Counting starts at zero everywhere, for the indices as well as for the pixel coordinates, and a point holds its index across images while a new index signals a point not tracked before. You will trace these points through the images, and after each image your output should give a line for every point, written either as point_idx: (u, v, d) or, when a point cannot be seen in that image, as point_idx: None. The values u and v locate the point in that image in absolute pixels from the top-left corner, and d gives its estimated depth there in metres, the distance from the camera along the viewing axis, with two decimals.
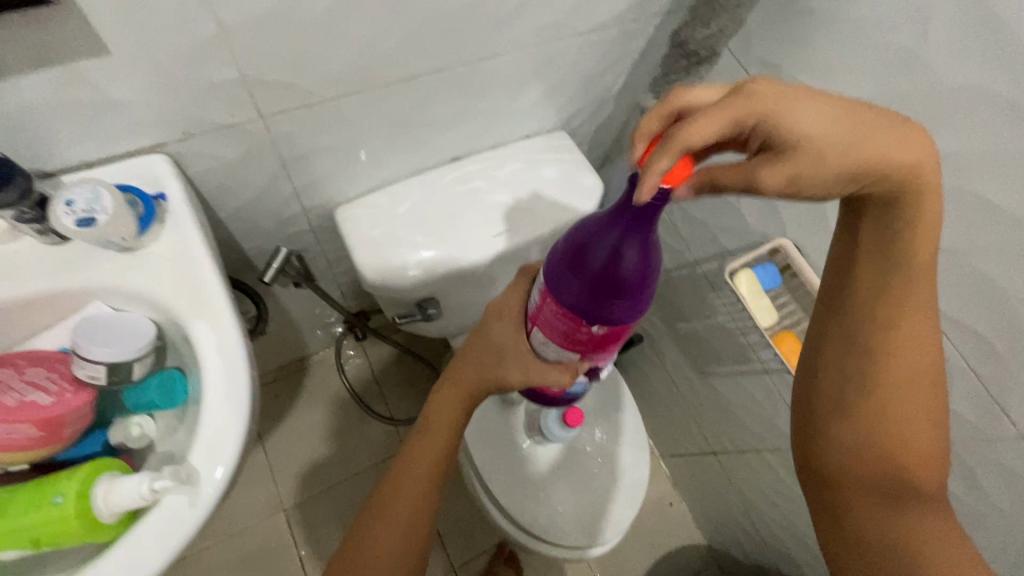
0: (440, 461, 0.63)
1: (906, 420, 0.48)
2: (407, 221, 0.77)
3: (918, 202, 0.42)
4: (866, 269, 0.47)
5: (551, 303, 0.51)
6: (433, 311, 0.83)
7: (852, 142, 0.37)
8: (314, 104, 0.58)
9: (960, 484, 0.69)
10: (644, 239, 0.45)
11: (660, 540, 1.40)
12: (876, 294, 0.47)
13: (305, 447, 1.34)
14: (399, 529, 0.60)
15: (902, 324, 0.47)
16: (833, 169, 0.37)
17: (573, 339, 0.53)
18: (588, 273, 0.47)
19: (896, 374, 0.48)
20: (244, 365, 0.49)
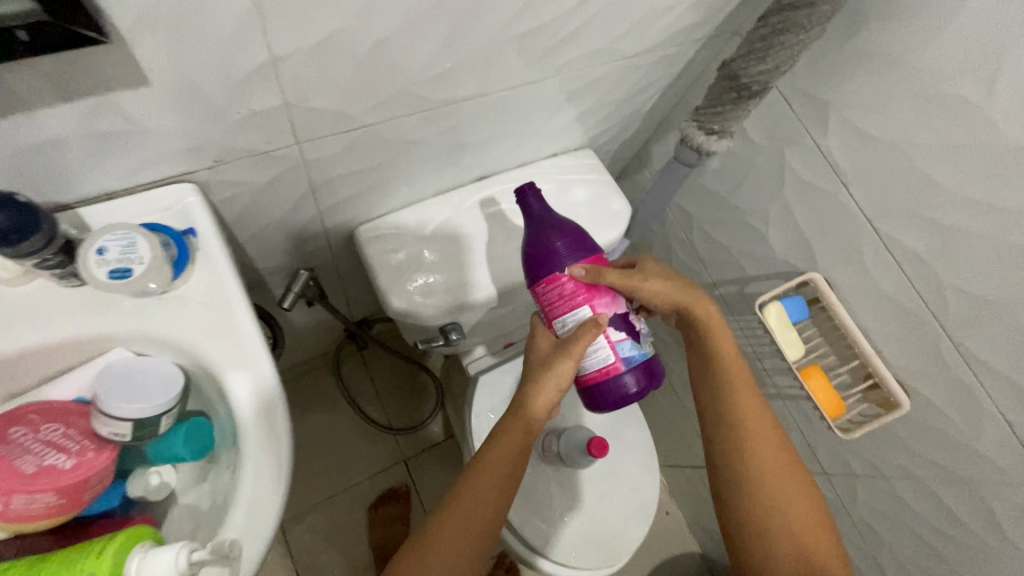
0: (507, 480, 0.61)
1: (777, 480, 0.60)
2: (432, 242, 0.74)
3: (708, 322, 0.65)
4: (719, 400, 0.64)
5: (538, 290, 0.63)
6: (456, 337, 0.79)
7: (673, 293, 0.64)
8: (352, 127, 0.54)
9: (980, 519, 0.70)
10: (544, 214, 0.66)
11: (657, 549, 1.41)
12: (734, 417, 0.63)
13: (300, 457, 1.30)
14: (456, 548, 0.57)
15: (743, 405, 0.63)
16: (665, 293, 0.64)
17: (569, 297, 0.61)
18: (535, 255, 0.64)
19: (768, 469, 0.61)
20: (283, 419, 0.46)
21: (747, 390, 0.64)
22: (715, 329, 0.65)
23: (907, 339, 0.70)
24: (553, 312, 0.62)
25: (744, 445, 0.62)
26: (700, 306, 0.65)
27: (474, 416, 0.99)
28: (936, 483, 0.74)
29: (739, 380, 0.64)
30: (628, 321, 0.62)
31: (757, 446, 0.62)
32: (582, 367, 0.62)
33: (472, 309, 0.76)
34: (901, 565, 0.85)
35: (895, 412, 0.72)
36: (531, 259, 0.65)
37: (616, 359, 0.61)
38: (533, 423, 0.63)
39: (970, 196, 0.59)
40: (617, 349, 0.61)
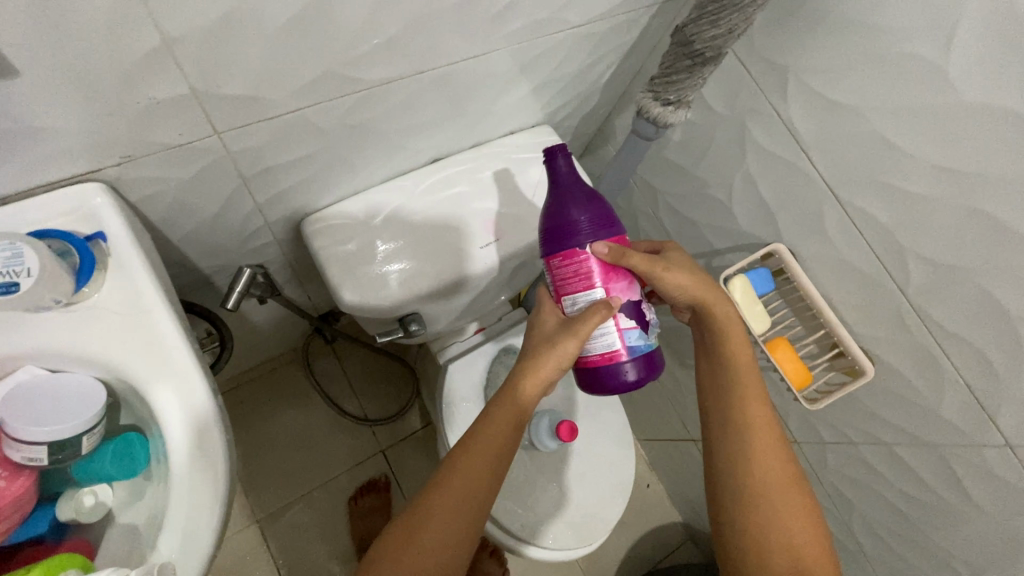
0: (501, 460, 0.59)
1: (763, 452, 0.61)
2: (384, 231, 0.71)
3: (721, 316, 0.64)
4: (725, 383, 0.64)
5: (555, 263, 0.59)
6: (417, 328, 0.77)
7: (693, 286, 0.63)
8: (278, 115, 0.50)
9: (944, 480, 0.71)
10: (570, 182, 0.62)
11: (639, 521, 1.42)
12: (737, 398, 0.63)
13: (276, 454, 1.28)
14: (446, 527, 0.56)
15: (743, 382, 0.64)
16: (685, 287, 0.63)
17: (585, 276, 0.58)
18: (558, 224, 0.60)
19: (765, 449, 0.61)
20: (215, 428, 0.44)
21: (751, 374, 0.64)
22: (726, 319, 0.64)
23: (869, 308, 0.69)
24: (566, 290, 0.59)
25: (739, 417, 0.62)
26: (716, 301, 0.64)
27: (445, 405, 0.97)
28: (901, 448, 0.74)
29: (743, 364, 0.64)
30: (638, 310, 0.60)
31: (756, 428, 0.62)
32: (584, 350, 0.59)
33: (431, 299, 0.74)
34: (871, 527, 0.86)
35: (860, 380, 0.72)
36: (551, 226, 0.60)
37: (621, 348, 0.59)
38: (525, 404, 0.61)
39: (927, 160, 0.57)
40: (624, 338, 0.59)
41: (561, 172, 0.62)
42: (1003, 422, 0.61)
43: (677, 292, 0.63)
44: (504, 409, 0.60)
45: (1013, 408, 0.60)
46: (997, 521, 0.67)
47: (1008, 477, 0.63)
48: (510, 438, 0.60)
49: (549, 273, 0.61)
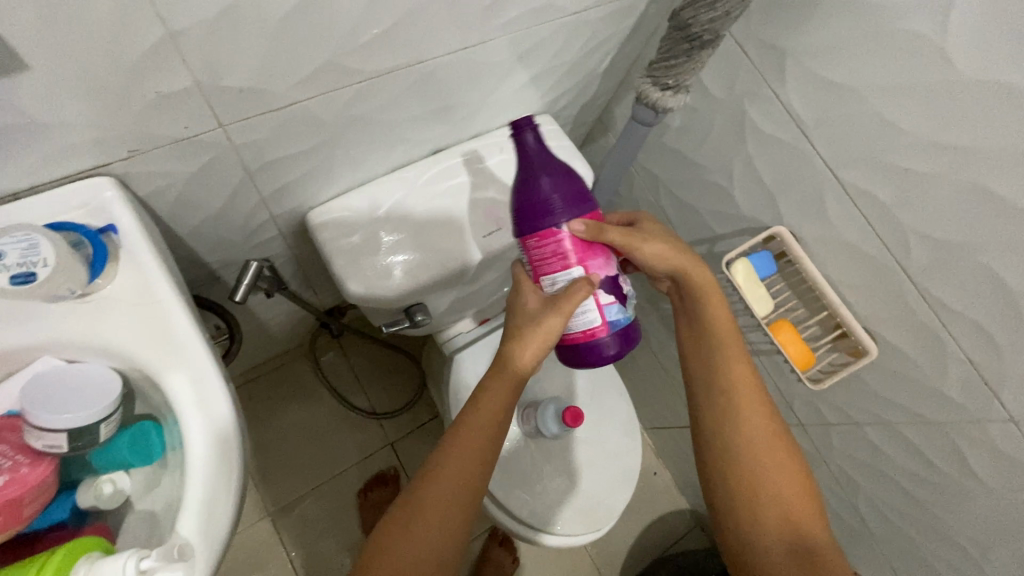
0: (498, 427, 0.61)
1: (750, 419, 0.61)
2: (387, 222, 0.72)
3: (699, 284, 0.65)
4: (713, 365, 0.64)
5: (529, 242, 0.59)
6: (422, 318, 0.78)
7: (670, 255, 0.63)
8: (281, 107, 0.51)
9: (947, 457, 0.71)
10: (538, 155, 0.60)
11: (646, 508, 1.43)
12: (725, 381, 0.63)
13: (286, 448, 1.29)
14: (442, 511, 0.56)
15: (727, 351, 0.64)
16: (661, 257, 0.63)
17: (562, 256, 0.58)
18: (530, 201, 0.59)
19: (757, 432, 0.61)
20: (226, 410, 0.45)
21: (739, 357, 0.64)
22: (704, 288, 0.65)
23: (871, 287, 0.69)
24: (543, 269, 0.59)
25: (725, 387, 0.63)
26: (694, 269, 0.64)
27: (452, 395, 0.99)
28: (906, 427, 0.74)
29: (731, 346, 0.64)
30: (617, 283, 0.61)
31: (747, 410, 0.62)
32: (567, 327, 0.60)
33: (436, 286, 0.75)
34: (877, 508, 0.86)
35: (864, 360, 0.72)
36: (523, 204, 0.59)
37: (602, 323, 0.60)
38: (517, 378, 0.62)
39: (926, 138, 0.58)
40: (604, 313, 0.60)
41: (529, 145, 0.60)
42: (1006, 398, 0.61)
43: (655, 263, 0.63)
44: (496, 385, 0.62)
45: (1016, 383, 0.60)
46: (1001, 496, 0.67)
47: (1011, 453, 0.63)
48: (508, 406, 0.62)
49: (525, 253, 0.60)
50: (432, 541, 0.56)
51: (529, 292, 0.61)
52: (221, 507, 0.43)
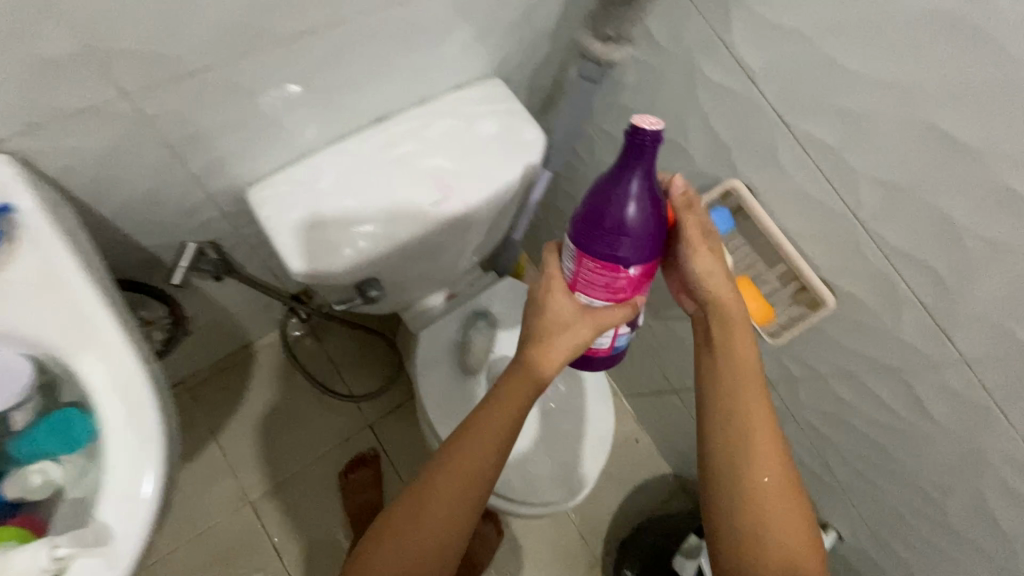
0: (515, 426, 0.63)
1: (749, 425, 0.61)
2: (330, 196, 0.70)
3: (728, 309, 0.63)
4: (729, 412, 0.62)
5: (588, 263, 0.57)
6: (376, 293, 0.77)
7: (718, 279, 0.63)
8: (192, 73, 0.49)
9: (908, 404, 0.71)
10: (644, 182, 0.53)
11: (628, 474, 1.44)
12: (741, 430, 0.61)
13: (264, 435, 1.28)
14: (444, 513, 0.60)
15: (735, 353, 0.63)
16: (716, 274, 0.62)
17: (613, 288, 0.59)
18: (608, 225, 0.55)
19: (763, 464, 0.60)
20: (147, 398, 0.46)
21: (761, 405, 0.61)
22: (733, 310, 0.63)
23: (824, 236, 0.69)
24: (590, 289, 0.60)
25: (728, 391, 0.62)
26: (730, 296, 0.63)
27: (420, 372, 0.98)
28: (865, 376, 0.74)
29: (750, 392, 0.62)
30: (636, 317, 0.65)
31: (760, 461, 0.60)
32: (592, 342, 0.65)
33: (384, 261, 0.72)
34: (844, 460, 0.87)
35: (823, 312, 0.72)
36: (597, 221, 0.55)
37: (608, 346, 0.66)
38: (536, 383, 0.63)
39: (872, 77, 0.56)
40: (613, 339, 0.65)
41: (637, 166, 0.52)
42: (959, 339, 0.61)
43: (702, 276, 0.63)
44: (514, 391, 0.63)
45: (968, 324, 0.60)
46: (959, 438, 0.68)
47: (968, 394, 0.64)
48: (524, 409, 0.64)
49: (578, 264, 0.59)
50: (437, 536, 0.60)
51: (560, 297, 0.62)
52: (142, 493, 0.45)
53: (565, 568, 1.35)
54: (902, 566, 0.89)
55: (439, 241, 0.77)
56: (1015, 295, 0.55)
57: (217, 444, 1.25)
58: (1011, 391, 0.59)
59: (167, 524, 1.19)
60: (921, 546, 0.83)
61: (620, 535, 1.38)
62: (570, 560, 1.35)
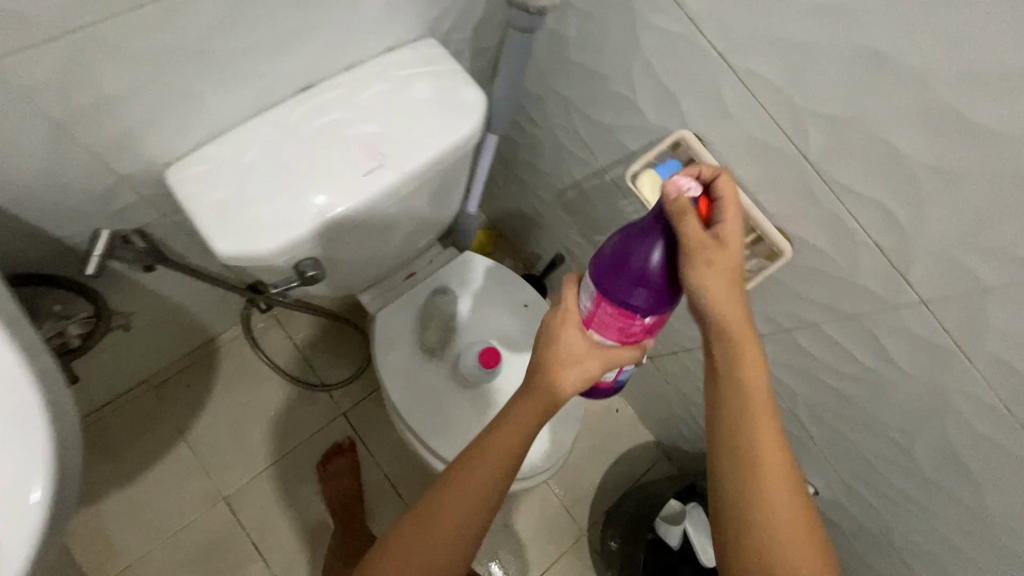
0: (519, 453, 0.62)
1: (761, 463, 0.53)
2: (252, 171, 0.66)
3: (733, 332, 0.56)
4: (736, 451, 0.54)
5: (605, 308, 0.58)
6: (314, 274, 0.72)
7: (725, 297, 0.55)
8: (61, 36, 0.47)
9: (871, 351, 0.69)
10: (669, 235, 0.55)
11: (611, 446, 1.42)
12: (751, 468, 0.53)
13: (234, 431, 1.25)
14: (449, 533, 0.59)
15: (745, 383, 0.55)
16: (721, 293, 0.55)
17: (626, 331, 0.60)
18: (632, 272, 0.55)
19: (779, 507, 0.52)
20: (31, 398, 0.45)
21: (773, 439, 0.54)
22: (739, 333, 0.55)
23: (777, 182, 0.65)
24: (604, 331, 0.61)
25: (737, 425, 0.55)
26: (735, 316, 0.55)
27: (380, 355, 0.95)
28: (828, 326, 0.72)
29: (761, 425, 0.54)
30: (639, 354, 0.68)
31: (774, 502, 0.52)
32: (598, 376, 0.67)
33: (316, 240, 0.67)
34: (815, 414, 0.85)
35: (779, 262, 0.69)
36: (620, 267, 0.56)
37: (610, 379, 0.68)
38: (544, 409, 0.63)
39: (805, 3, 0.52)
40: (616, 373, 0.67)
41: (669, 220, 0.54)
42: (915, 278, 0.59)
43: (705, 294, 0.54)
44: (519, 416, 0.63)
45: (924, 261, 0.57)
46: (920, 381, 0.66)
47: (926, 335, 0.62)
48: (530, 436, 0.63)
49: (594, 307, 0.59)
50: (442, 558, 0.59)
51: (572, 331, 0.63)
52: (29, 502, 0.43)
53: (550, 542, 1.34)
54: (878, 518, 0.87)
55: (377, 215, 0.73)
56: (966, 228, 0.52)
57: (185, 442, 1.22)
58: (969, 328, 0.57)
59: (139, 527, 1.16)
60: (895, 496, 0.82)
61: (605, 506, 1.38)
62: (555, 534, 1.35)
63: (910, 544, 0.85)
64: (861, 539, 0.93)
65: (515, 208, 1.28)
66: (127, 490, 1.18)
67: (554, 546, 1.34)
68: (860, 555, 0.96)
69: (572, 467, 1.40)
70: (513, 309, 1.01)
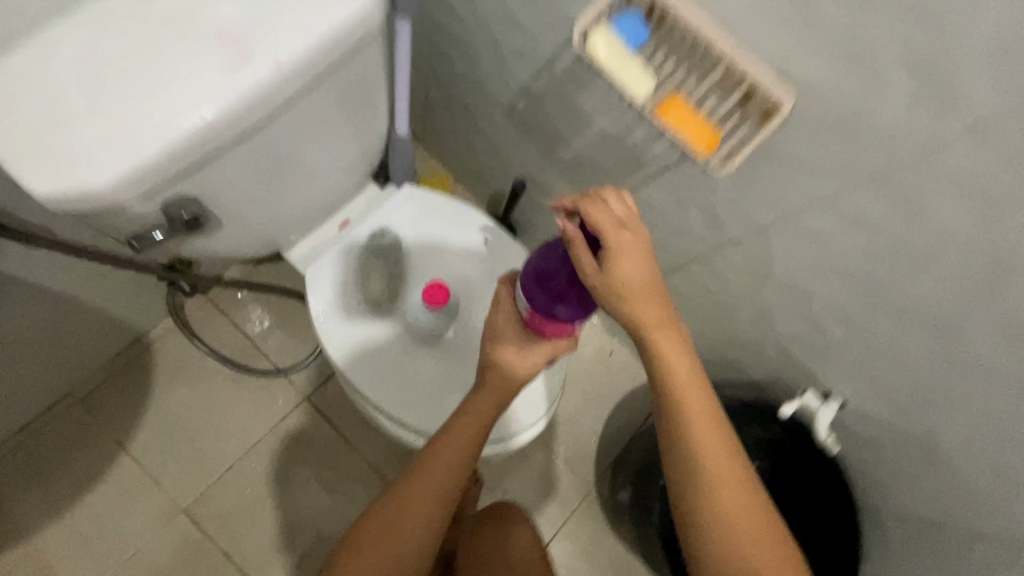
0: (484, 432, 0.68)
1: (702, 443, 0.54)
2: (69, 81, 0.48)
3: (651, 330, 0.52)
4: (675, 446, 0.54)
5: (534, 317, 0.61)
6: (191, 217, 0.57)
7: (640, 306, 0.50)
8: None
9: (904, 215, 0.55)
10: None
11: (608, 392, 1.29)
12: (689, 448, 0.54)
13: (182, 437, 1.10)
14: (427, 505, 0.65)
15: (672, 371, 0.53)
16: (634, 308, 0.50)
17: (561, 331, 0.63)
18: (549, 288, 0.57)
19: (722, 481, 0.54)
20: None
21: (711, 431, 0.54)
22: (657, 331, 0.52)
23: (767, 2, 0.50)
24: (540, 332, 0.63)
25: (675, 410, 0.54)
26: (654, 315, 0.51)
27: (317, 318, 0.80)
28: (846, 195, 0.57)
29: (697, 423, 0.54)
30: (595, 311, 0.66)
31: (717, 480, 0.53)
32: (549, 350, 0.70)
33: (177, 163, 0.51)
34: (837, 313, 0.71)
35: (780, 118, 0.54)
36: (542, 284, 0.58)
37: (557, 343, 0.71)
38: (507, 390, 0.68)
39: None
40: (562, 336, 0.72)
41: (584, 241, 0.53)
42: (965, 89, 0.44)
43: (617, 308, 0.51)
44: (484, 399, 0.68)
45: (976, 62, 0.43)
46: (972, 240, 0.52)
47: (979, 172, 0.47)
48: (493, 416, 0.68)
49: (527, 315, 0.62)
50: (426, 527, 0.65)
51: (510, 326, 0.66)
52: None
53: (556, 504, 1.22)
54: (919, 425, 0.75)
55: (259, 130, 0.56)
56: None
57: (129, 455, 1.08)
58: None
59: (88, 556, 1.02)
60: (939, 395, 0.69)
61: (611, 456, 1.26)
62: (560, 494, 1.23)
63: (962, 451, 0.71)
64: (902, 453, 0.81)
65: (465, 138, 1.12)
66: (70, 516, 1.04)
67: (560, 507, 1.22)
68: (901, 471, 0.83)
69: (570, 420, 1.27)
70: (469, 246, 0.85)
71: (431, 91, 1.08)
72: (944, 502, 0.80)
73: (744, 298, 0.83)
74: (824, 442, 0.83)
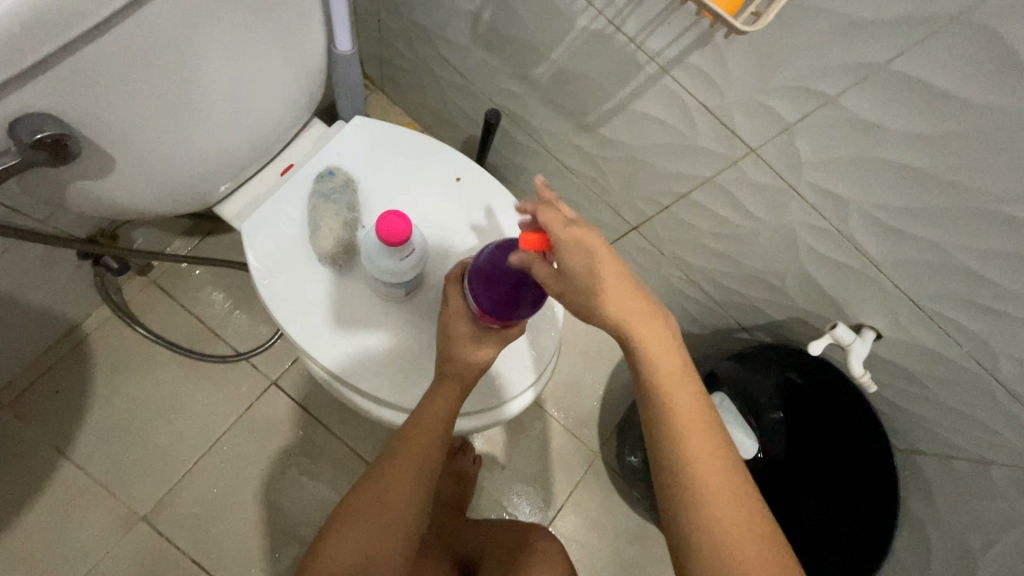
0: (448, 424, 0.62)
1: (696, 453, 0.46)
2: None
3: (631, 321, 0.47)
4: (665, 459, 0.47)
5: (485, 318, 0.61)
6: (53, 142, 0.43)
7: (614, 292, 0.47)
8: None
9: (989, 64, 0.43)
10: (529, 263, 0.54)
11: (608, 350, 1.19)
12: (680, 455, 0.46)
13: (133, 438, 0.97)
14: (394, 505, 0.58)
15: (658, 368, 0.47)
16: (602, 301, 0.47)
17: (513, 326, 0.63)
18: (498, 294, 0.57)
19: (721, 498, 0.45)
20: None
21: (706, 440, 0.46)
22: (638, 322, 0.47)
23: None
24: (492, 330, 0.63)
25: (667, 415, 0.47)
26: (632, 304, 0.47)
27: (260, 285, 0.66)
28: (908, 55, 0.46)
29: (689, 428, 0.46)
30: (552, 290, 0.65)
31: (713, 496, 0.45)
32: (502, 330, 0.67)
33: (13, 54, 0.37)
34: (878, 225, 0.60)
35: None
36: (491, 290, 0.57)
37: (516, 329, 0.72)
38: (468, 377, 0.63)
39: None
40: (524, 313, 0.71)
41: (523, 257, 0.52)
42: None
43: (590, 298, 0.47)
44: (445, 387, 0.63)
45: None
46: None
47: None
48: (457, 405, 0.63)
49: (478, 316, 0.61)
50: (393, 531, 0.58)
51: (461, 325, 0.62)
52: None
53: (560, 475, 1.12)
54: (974, 350, 0.64)
55: (137, 9, 0.42)
56: None
57: (73, 462, 0.95)
58: None
59: None
60: (1003, 311, 0.58)
61: (615, 420, 1.16)
62: (563, 465, 1.13)
63: None
64: (948, 385, 0.71)
65: (428, 73, 0.97)
66: (10, 534, 0.91)
67: (564, 478, 1.12)
68: (947, 407, 0.74)
69: (568, 385, 1.16)
70: (438, 183, 0.72)
71: (382, 19, 0.93)
72: (999, 439, 0.70)
73: (762, 223, 0.71)
74: (861, 379, 0.72)
